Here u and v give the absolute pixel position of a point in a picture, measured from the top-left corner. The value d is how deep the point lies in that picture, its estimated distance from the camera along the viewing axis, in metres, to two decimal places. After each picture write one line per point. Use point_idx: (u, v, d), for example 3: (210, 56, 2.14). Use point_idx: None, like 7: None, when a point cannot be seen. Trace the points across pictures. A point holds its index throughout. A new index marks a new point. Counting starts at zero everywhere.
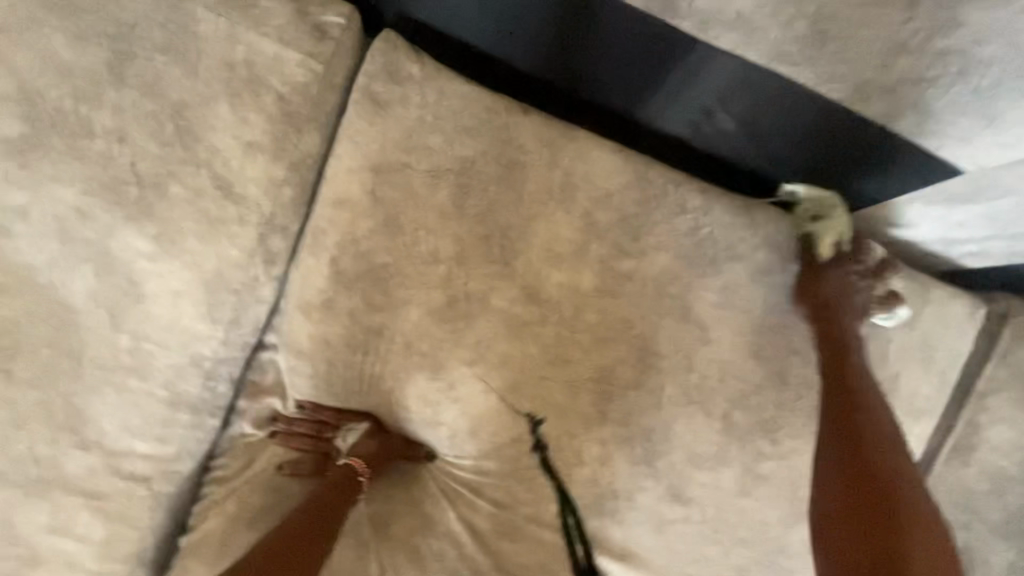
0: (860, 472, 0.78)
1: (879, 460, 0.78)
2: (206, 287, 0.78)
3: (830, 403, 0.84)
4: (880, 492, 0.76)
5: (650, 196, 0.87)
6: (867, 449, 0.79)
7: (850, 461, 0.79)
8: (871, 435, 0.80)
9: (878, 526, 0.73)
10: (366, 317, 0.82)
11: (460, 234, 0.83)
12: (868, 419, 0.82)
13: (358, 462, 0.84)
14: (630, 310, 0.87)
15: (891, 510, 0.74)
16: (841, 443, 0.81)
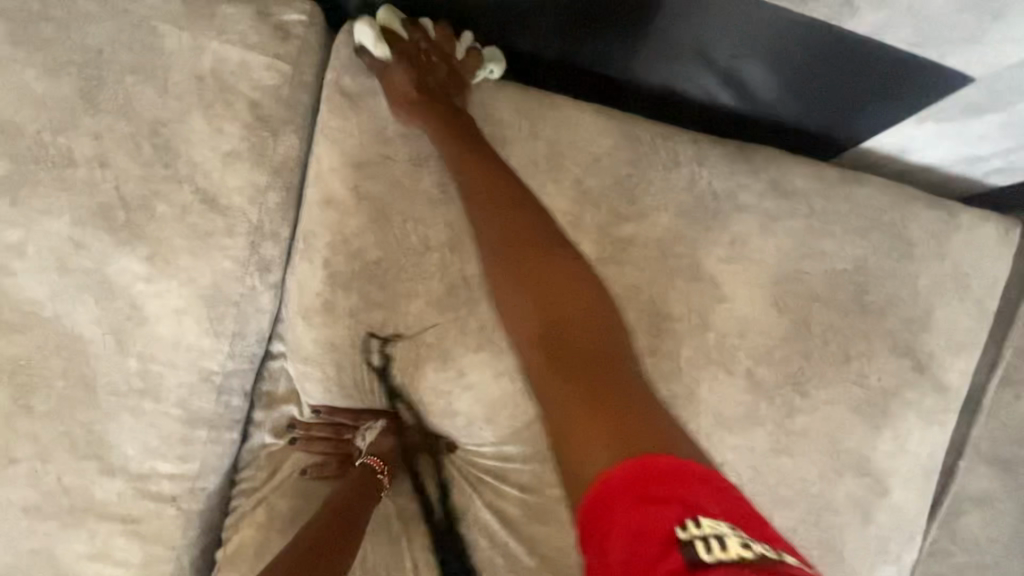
0: (602, 394, 0.66)
1: (607, 384, 0.67)
2: (205, 302, 0.78)
3: (578, 334, 0.71)
4: (615, 413, 0.64)
5: (639, 156, 0.84)
6: (599, 375, 0.68)
7: (575, 391, 0.67)
8: (593, 348, 0.70)
9: (645, 432, 0.62)
10: (366, 314, 0.81)
11: (450, 219, 0.81)
12: (577, 347, 0.70)
13: (376, 459, 0.84)
14: (637, 275, 0.83)
15: (653, 427, 0.62)
16: (563, 350, 0.71)
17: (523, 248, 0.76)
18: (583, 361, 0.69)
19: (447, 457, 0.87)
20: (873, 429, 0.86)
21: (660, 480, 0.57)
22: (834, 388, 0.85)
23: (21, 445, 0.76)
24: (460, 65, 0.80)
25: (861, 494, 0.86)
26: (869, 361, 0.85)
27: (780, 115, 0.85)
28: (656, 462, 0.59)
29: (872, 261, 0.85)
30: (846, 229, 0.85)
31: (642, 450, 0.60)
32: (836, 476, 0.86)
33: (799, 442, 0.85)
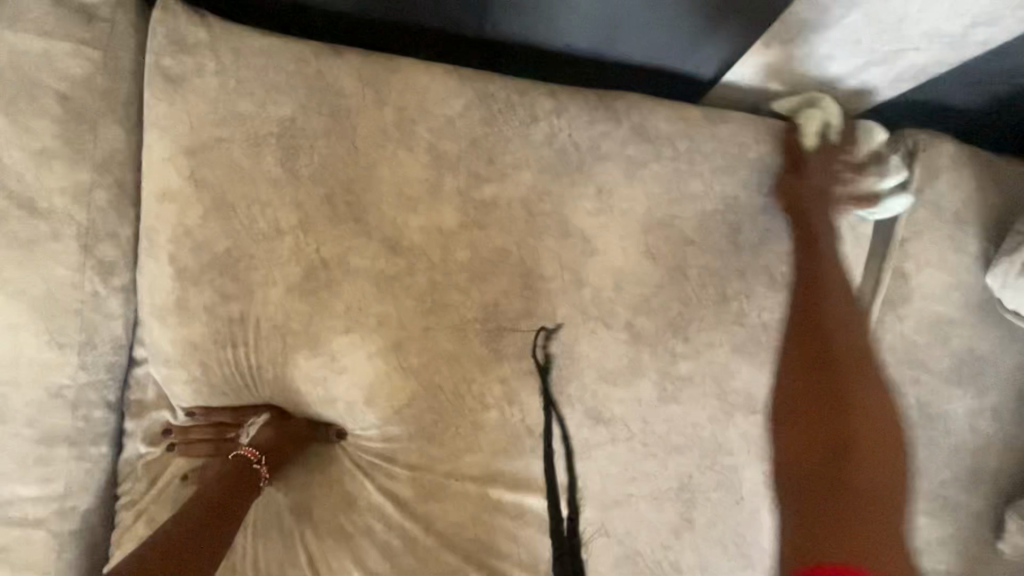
0: (840, 444, 0.76)
1: (857, 411, 0.78)
2: (42, 313, 0.73)
3: (805, 429, 0.80)
4: (839, 434, 0.77)
5: (495, 113, 0.81)
6: (840, 459, 0.75)
7: (802, 440, 0.80)
8: (850, 369, 0.80)
9: (868, 504, 0.72)
10: (222, 307, 0.78)
11: (300, 199, 0.77)
12: (841, 355, 0.80)
13: (253, 450, 0.82)
14: (504, 238, 0.81)
15: (844, 487, 0.73)
16: (801, 368, 0.83)
17: (830, 326, 0.82)
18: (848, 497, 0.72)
19: (335, 445, 0.86)
20: (758, 367, 0.86)
21: (838, 567, 0.66)
22: (716, 330, 0.84)
23: None
24: (830, 152, 0.83)
25: (753, 432, 0.87)
26: (748, 298, 0.85)
27: (627, 55, 0.82)
28: (830, 563, 0.67)
29: (741, 198, 0.84)
30: (713, 168, 0.84)
31: (825, 509, 0.72)
32: (726, 417, 0.86)
33: (685, 388, 0.84)
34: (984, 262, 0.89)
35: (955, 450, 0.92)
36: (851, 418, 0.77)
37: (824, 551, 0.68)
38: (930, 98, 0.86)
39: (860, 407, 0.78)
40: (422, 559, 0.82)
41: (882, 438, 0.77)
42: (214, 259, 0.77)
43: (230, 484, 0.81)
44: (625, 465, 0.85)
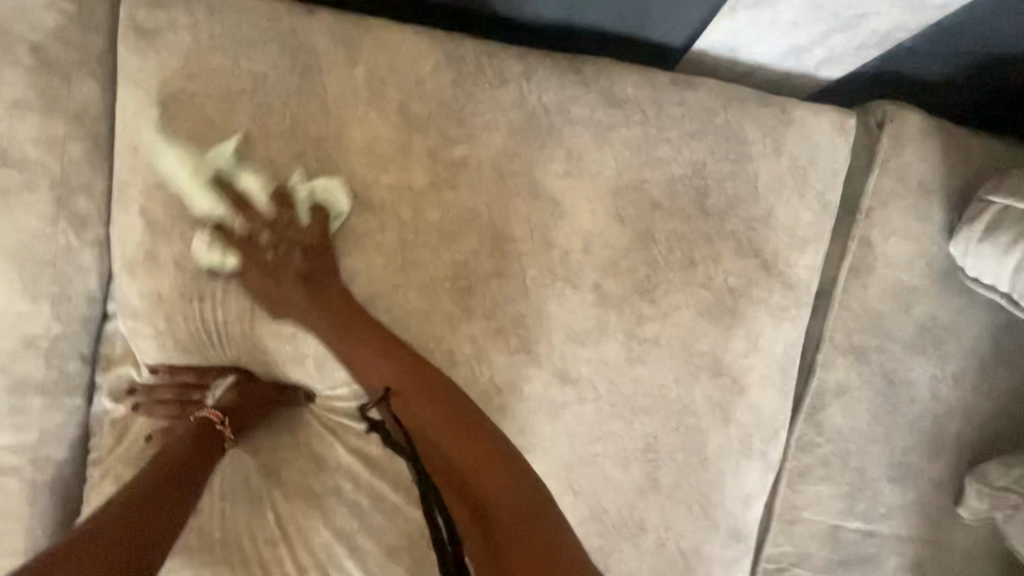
0: (476, 502, 0.68)
1: (474, 485, 0.69)
2: (14, 263, 0.74)
3: (461, 452, 0.71)
4: (473, 500, 0.69)
5: (466, 74, 0.82)
6: (494, 497, 0.68)
7: (451, 490, 0.71)
8: (455, 421, 0.73)
9: (508, 547, 0.64)
10: (192, 261, 0.79)
11: (271, 156, 0.78)
12: (464, 421, 0.72)
13: (216, 411, 0.82)
14: (474, 198, 0.82)
15: (536, 540, 0.64)
16: (449, 430, 0.72)
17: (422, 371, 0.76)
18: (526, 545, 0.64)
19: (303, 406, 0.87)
20: (724, 331, 0.87)
21: None
22: (682, 293, 0.86)
23: None
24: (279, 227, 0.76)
25: (717, 395, 0.88)
26: (714, 263, 0.86)
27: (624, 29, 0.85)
28: None
29: (709, 163, 0.85)
30: (682, 134, 0.85)
31: (512, 562, 0.63)
32: (691, 380, 0.87)
33: (651, 350, 0.86)
34: (947, 232, 0.90)
35: (917, 417, 0.94)
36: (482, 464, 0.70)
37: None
38: (896, 67, 0.88)
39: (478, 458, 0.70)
40: (391, 515, 0.84)
41: (505, 477, 0.69)
42: (186, 214, 0.78)
43: (197, 450, 0.79)
44: (592, 424, 0.86)
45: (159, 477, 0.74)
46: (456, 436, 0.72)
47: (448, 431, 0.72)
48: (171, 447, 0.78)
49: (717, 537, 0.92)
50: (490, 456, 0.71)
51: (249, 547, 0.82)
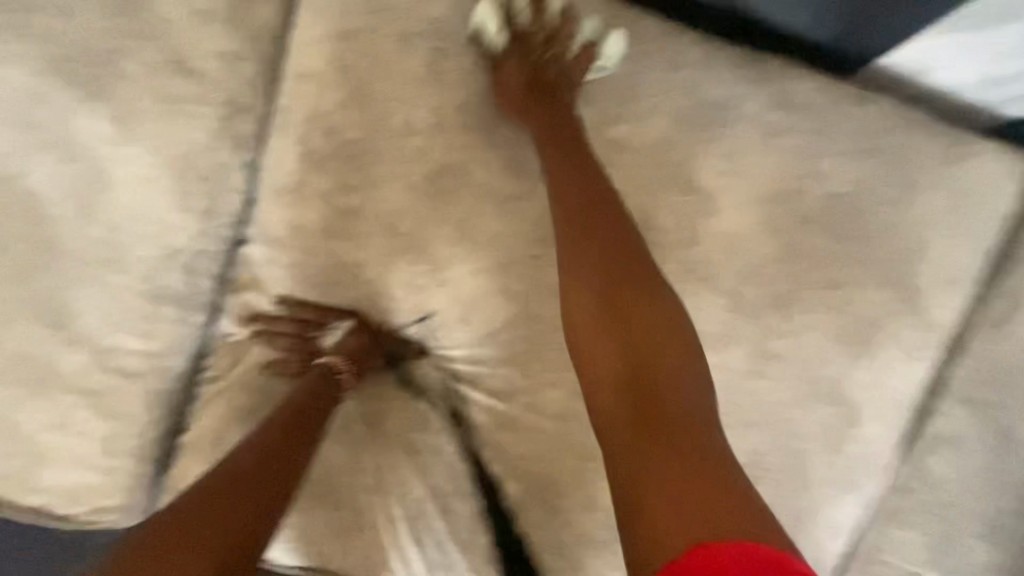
0: (645, 415, 0.60)
1: (654, 415, 0.60)
2: (173, 173, 0.75)
3: (656, 370, 0.62)
4: (654, 418, 0.60)
5: (642, 52, 0.79)
6: (663, 420, 0.59)
7: (621, 403, 0.62)
8: (658, 351, 0.63)
9: (703, 470, 0.56)
10: (339, 197, 0.78)
11: (436, 104, 0.77)
12: (656, 367, 0.62)
13: (336, 359, 0.80)
14: (626, 181, 0.80)
15: (680, 432, 0.58)
16: (619, 383, 0.63)
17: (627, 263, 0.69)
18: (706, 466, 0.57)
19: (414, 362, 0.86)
20: (853, 359, 0.84)
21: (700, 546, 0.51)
22: (817, 312, 0.83)
23: None
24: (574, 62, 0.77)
25: (832, 422, 0.86)
26: (857, 289, 0.83)
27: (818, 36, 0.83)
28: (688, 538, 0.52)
29: (872, 185, 0.82)
30: (848, 149, 0.82)
31: (668, 480, 0.56)
32: (809, 403, 0.85)
33: (776, 365, 0.84)
34: None
35: None
36: (676, 403, 0.61)
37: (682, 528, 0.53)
38: None
39: (646, 363, 0.63)
40: None
41: (702, 412, 0.61)
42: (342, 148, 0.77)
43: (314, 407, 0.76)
44: None
45: (270, 435, 0.71)
46: (637, 357, 0.63)
47: (633, 366, 0.63)
48: (283, 403, 0.75)
49: None
50: (668, 374, 0.62)
51: (345, 487, 0.83)
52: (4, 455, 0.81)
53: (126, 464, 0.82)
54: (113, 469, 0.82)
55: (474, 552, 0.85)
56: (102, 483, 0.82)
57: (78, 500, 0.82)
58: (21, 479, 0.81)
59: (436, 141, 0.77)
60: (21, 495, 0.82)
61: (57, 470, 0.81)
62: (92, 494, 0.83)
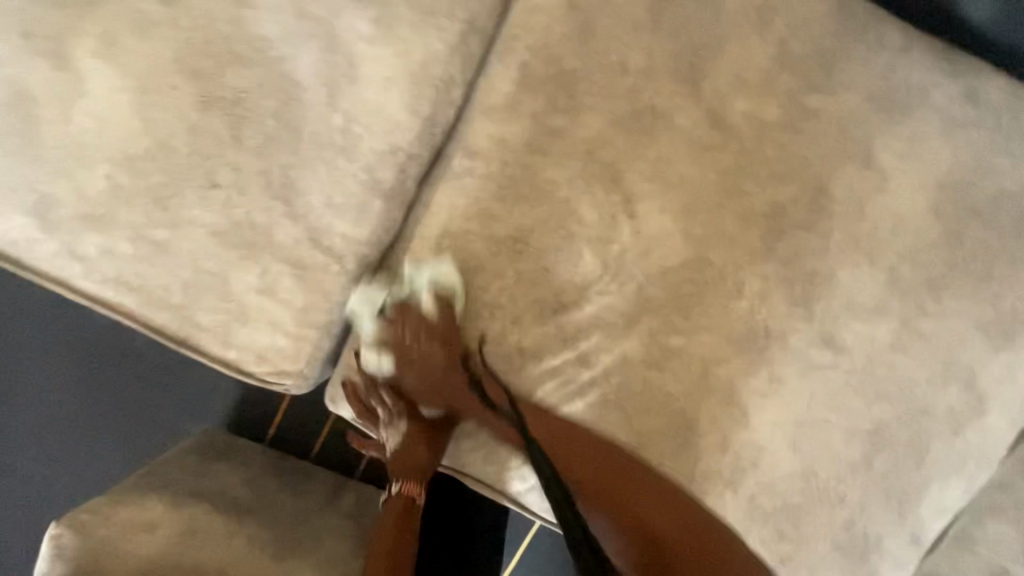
0: (638, 532, 0.83)
1: (627, 491, 0.84)
2: (412, 76, 0.83)
3: (591, 472, 0.85)
4: (643, 517, 0.83)
5: (847, 31, 0.85)
6: (634, 478, 0.85)
7: (595, 488, 0.85)
8: (597, 469, 0.85)
9: (681, 550, 0.82)
10: (550, 122, 0.85)
11: (653, 48, 0.84)
12: (604, 468, 0.86)
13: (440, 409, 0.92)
14: (812, 149, 0.86)
15: (655, 545, 0.82)
16: (567, 460, 0.86)
17: (530, 407, 0.88)
18: (660, 492, 0.85)
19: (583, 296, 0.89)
20: (990, 350, 0.89)
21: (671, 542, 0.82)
22: (966, 302, 0.88)
23: (224, 172, 0.85)
24: None
25: (959, 409, 0.91)
26: (1008, 285, 0.88)
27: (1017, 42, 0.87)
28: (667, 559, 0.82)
29: None
30: None
31: (658, 526, 0.83)
32: (941, 385, 0.90)
33: (917, 344, 0.89)
34: None
35: None
36: (652, 497, 0.84)
37: (660, 531, 0.83)
38: None
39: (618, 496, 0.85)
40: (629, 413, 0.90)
41: (658, 495, 0.85)
42: (562, 78, 0.85)
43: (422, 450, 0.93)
44: (836, 394, 0.90)
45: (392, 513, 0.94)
46: (588, 470, 0.85)
47: (591, 476, 0.85)
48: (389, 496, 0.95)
49: (899, 537, 0.93)
50: (613, 475, 0.86)
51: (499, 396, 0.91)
52: (210, 309, 0.90)
53: (312, 335, 0.91)
54: (300, 338, 0.91)
55: None
56: (289, 349, 0.92)
57: (265, 361, 0.92)
58: (220, 333, 0.91)
59: (648, 83, 0.84)
60: (218, 348, 0.92)
61: (253, 330, 0.91)
62: (277, 358, 0.92)
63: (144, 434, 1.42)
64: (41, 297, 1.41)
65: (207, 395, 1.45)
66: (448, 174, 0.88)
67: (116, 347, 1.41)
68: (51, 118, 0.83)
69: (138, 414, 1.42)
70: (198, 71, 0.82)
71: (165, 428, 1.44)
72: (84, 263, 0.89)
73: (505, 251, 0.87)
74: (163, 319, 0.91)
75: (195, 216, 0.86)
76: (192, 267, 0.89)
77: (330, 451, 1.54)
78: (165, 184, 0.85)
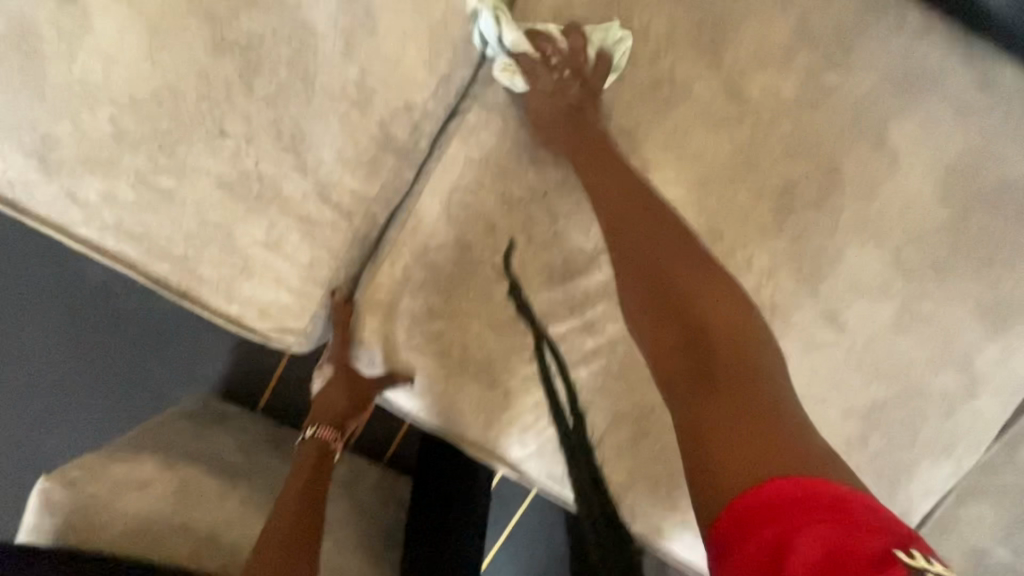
0: (693, 331, 0.64)
1: (698, 317, 0.65)
2: (430, 32, 0.82)
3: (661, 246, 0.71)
4: (702, 368, 0.62)
5: (867, 9, 0.85)
6: (718, 355, 0.62)
7: (670, 325, 0.66)
8: (673, 289, 0.67)
9: (741, 397, 0.59)
10: (568, 86, 0.84)
11: (675, 15, 0.84)
12: (672, 283, 0.67)
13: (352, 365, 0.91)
14: (826, 126, 0.86)
15: (713, 386, 0.60)
16: (641, 275, 0.70)
17: (605, 189, 0.78)
18: (731, 334, 0.63)
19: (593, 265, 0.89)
20: (988, 334, 0.91)
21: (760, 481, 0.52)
22: (967, 285, 0.89)
23: (234, 121, 0.83)
24: None
25: (954, 390, 0.92)
26: (1008, 270, 0.89)
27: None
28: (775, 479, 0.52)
29: None
30: None
31: (716, 383, 0.60)
32: (937, 367, 0.91)
33: (917, 325, 0.90)
34: None
35: None
36: (721, 319, 0.64)
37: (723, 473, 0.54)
38: None
39: (716, 296, 0.66)
40: (632, 383, 0.91)
41: (721, 291, 0.66)
42: (583, 42, 0.84)
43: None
44: (835, 371, 0.91)
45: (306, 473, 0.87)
46: (653, 247, 0.71)
47: (635, 250, 0.71)
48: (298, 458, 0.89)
49: None
50: (703, 300, 0.66)
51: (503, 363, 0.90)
52: (214, 262, 0.89)
53: (317, 293, 0.90)
54: (305, 295, 0.90)
55: (607, 443, 0.91)
56: (293, 306, 0.91)
57: (268, 317, 0.91)
58: (223, 287, 0.90)
59: (668, 51, 0.84)
60: (220, 302, 0.91)
61: (257, 285, 0.90)
62: (281, 314, 0.91)
63: (132, 397, 1.40)
64: (25, 253, 1.36)
65: (200, 360, 1.43)
66: (462, 134, 0.87)
67: (104, 306, 1.38)
68: (55, 55, 0.81)
69: (127, 376, 1.40)
70: (211, 14, 0.80)
71: (154, 392, 1.41)
72: (85, 208, 0.87)
73: (517, 215, 0.87)
74: (164, 270, 0.89)
75: (201, 164, 0.85)
76: (196, 217, 0.87)
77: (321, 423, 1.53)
78: (172, 130, 0.83)
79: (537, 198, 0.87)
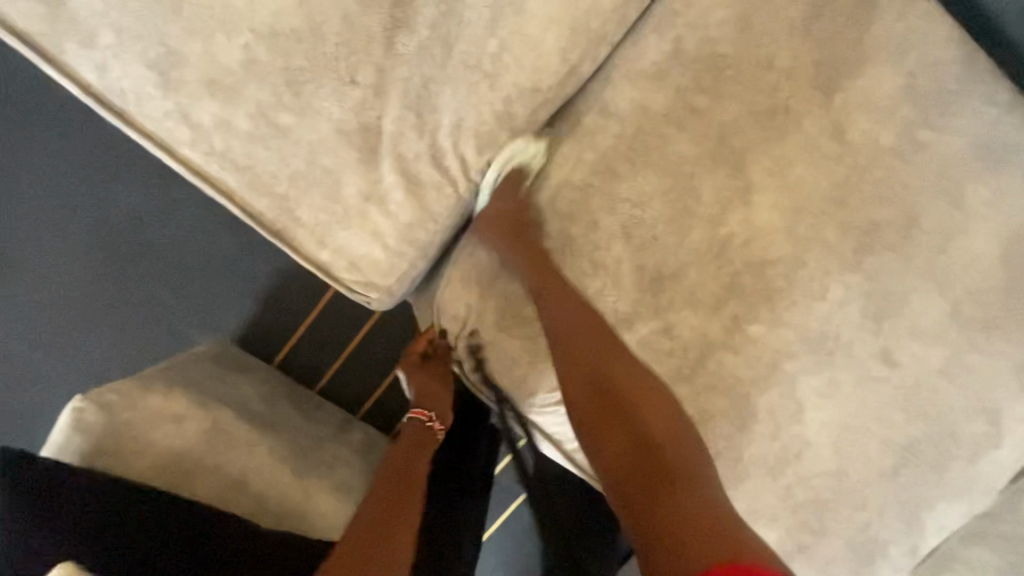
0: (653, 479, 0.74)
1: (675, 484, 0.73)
2: (573, 22, 0.86)
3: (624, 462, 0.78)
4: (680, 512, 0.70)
5: (967, 78, 0.92)
6: (664, 489, 0.73)
7: (635, 487, 0.75)
8: (678, 509, 0.70)
9: (685, 520, 0.69)
10: (691, 97, 0.90)
11: (799, 51, 0.90)
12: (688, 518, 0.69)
13: (419, 412, 0.99)
14: (913, 178, 0.93)
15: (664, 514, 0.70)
16: (654, 476, 0.75)
17: (609, 417, 0.81)
18: (672, 513, 0.70)
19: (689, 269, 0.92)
20: (1019, 392, 0.98)
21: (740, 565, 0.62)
22: (1011, 345, 0.97)
23: (366, 71, 0.84)
24: None
25: (981, 441, 0.99)
26: None
27: None
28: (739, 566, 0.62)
29: None
30: None
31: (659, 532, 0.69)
32: (971, 416, 0.98)
33: (961, 374, 0.97)
34: None
35: None
36: (661, 509, 0.71)
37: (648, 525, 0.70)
38: None
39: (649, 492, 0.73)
40: (697, 391, 0.93)
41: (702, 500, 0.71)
42: (712, 58, 0.90)
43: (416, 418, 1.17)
44: (881, 406, 0.97)
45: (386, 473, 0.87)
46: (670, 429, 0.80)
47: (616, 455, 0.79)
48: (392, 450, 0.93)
49: (902, 545, 1.01)
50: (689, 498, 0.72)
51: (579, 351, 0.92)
52: (314, 207, 0.89)
53: (410, 254, 0.91)
54: (398, 255, 0.90)
55: None
56: (385, 263, 0.91)
57: (357, 270, 0.91)
58: (318, 233, 0.90)
59: (786, 81, 0.90)
60: (312, 248, 0.91)
61: (353, 236, 0.89)
62: (370, 269, 0.91)
63: (147, 333, 1.34)
64: (62, 163, 1.29)
65: (229, 310, 1.36)
66: (579, 126, 0.91)
67: (136, 234, 1.32)
68: None
69: (152, 314, 1.34)
70: None
71: (176, 334, 1.35)
72: (195, 131, 0.86)
73: (620, 209, 0.90)
74: (262, 206, 0.89)
75: (324, 109, 0.85)
76: (307, 159, 0.87)
77: (342, 389, 1.43)
78: (303, 69, 0.83)
79: (642, 198, 0.90)
